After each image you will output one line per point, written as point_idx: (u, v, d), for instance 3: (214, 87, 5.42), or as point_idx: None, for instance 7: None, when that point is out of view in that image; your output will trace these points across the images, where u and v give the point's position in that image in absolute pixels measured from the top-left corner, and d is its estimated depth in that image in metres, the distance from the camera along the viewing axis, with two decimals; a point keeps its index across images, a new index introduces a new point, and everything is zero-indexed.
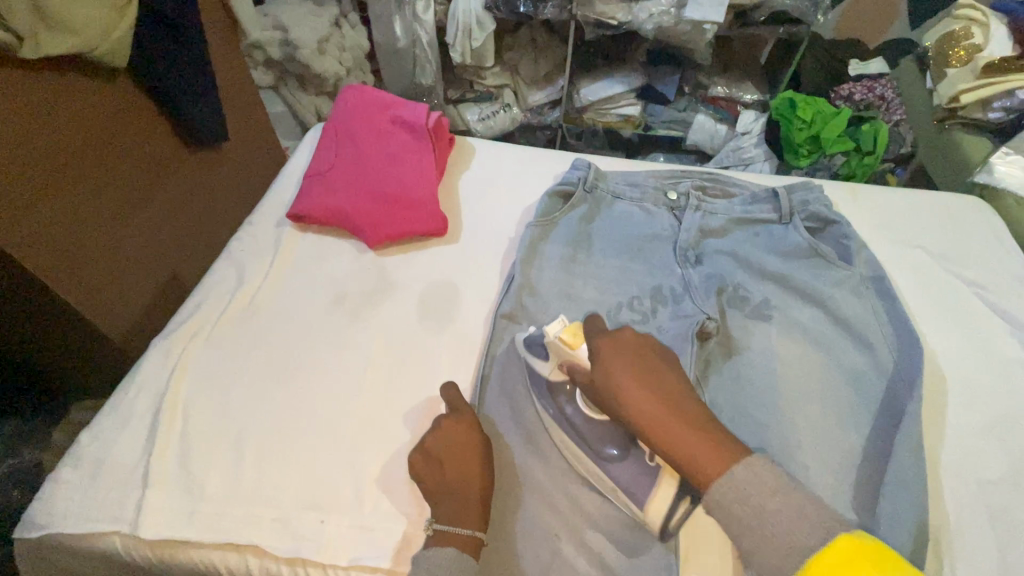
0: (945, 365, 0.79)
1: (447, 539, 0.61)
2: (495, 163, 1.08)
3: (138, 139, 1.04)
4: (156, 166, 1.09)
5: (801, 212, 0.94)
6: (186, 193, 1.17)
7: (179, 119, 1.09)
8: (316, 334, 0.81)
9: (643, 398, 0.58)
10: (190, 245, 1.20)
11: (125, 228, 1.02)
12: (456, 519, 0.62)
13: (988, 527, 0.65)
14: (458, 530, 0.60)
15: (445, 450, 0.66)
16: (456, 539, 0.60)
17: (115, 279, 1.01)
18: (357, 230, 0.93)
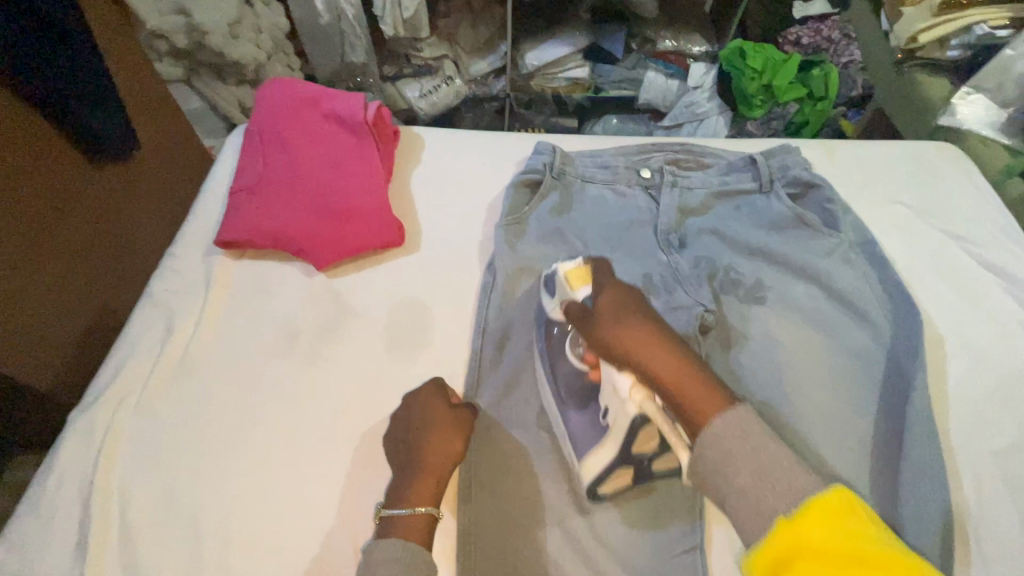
0: (946, 329, 0.75)
1: (395, 526, 0.57)
2: (448, 153, 0.97)
3: (32, 166, 0.86)
4: (61, 193, 0.92)
5: (781, 178, 0.89)
6: (100, 218, 1.00)
7: (74, 129, 0.90)
8: (271, 381, 0.70)
9: (655, 361, 0.53)
10: (117, 275, 1.04)
11: (29, 273, 0.86)
12: (408, 499, 0.59)
13: (1007, 498, 0.63)
14: (409, 512, 0.57)
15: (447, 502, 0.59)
16: (409, 523, 0.57)
17: (22, 334, 0.86)
18: (301, 252, 0.81)
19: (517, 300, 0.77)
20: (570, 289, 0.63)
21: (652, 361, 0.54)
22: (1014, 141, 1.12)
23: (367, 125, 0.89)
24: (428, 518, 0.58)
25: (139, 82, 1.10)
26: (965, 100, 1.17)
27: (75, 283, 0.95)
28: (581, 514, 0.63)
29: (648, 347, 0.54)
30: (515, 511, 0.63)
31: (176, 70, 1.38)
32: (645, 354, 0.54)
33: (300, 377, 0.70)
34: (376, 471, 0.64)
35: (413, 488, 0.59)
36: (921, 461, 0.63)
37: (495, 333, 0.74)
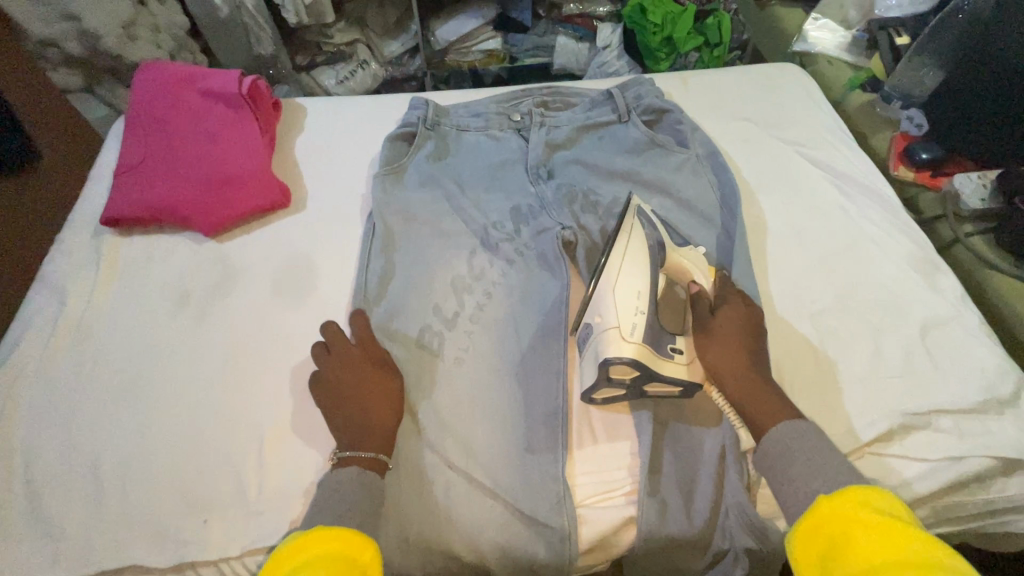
0: (774, 219, 0.86)
1: (351, 462, 0.60)
2: (331, 117, 1.01)
3: None
4: None
5: (636, 107, 0.97)
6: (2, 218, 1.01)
7: None
8: (166, 340, 0.74)
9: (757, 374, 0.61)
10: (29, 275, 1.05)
11: None
12: (361, 443, 0.61)
13: (819, 349, 0.72)
14: (359, 453, 0.60)
15: (351, 419, 0.63)
16: (359, 463, 0.60)
17: None
18: (188, 221, 0.85)
19: (398, 241, 0.83)
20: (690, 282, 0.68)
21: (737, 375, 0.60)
22: (857, 57, 1.24)
23: (242, 97, 0.93)
24: (379, 461, 0.61)
25: (31, 91, 1.09)
26: (815, 25, 1.28)
27: None
28: (452, 415, 0.68)
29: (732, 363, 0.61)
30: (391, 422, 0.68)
31: (73, 79, 1.34)
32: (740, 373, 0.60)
33: (194, 333, 0.75)
34: (267, 401, 0.69)
35: (364, 430, 0.62)
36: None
37: (374, 271, 0.80)
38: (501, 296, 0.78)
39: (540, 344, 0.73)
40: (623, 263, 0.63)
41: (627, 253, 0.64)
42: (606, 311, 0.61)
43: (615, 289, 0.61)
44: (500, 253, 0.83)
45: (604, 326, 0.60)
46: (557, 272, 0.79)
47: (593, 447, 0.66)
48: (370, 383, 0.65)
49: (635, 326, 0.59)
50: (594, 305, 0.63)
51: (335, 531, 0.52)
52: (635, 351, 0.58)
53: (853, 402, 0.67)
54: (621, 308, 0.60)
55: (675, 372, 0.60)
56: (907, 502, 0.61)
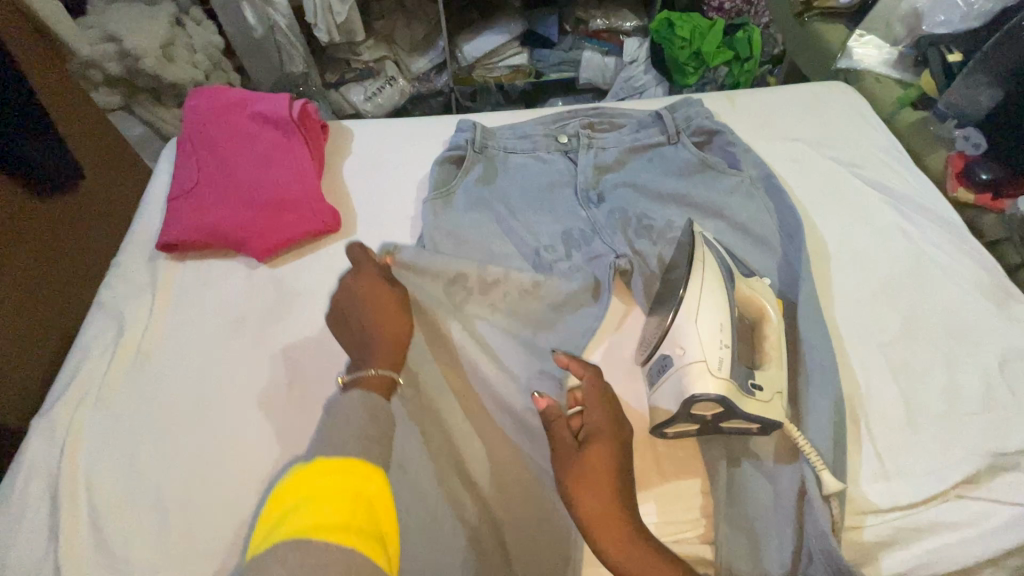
0: (834, 244, 0.83)
1: (358, 382, 0.60)
2: (378, 140, 1.02)
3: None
4: (19, 216, 0.95)
5: (686, 129, 0.96)
6: (54, 242, 1.02)
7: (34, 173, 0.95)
8: (223, 367, 0.74)
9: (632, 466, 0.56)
10: (78, 290, 1.07)
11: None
12: (372, 363, 0.63)
13: (893, 383, 0.69)
14: (370, 372, 0.61)
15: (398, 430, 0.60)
16: (368, 379, 0.61)
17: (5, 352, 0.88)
18: (241, 245, 0.85)
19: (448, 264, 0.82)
20: (761, 310, 0.67)
21: (597, 500, 0.55)
22: (905, 74, 1.22)
23: (292, 120, 0.94)
24: (390, 379, 0.62)
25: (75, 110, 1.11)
26: (860, 42, 1.26)
27: (41, 299, 0.98)
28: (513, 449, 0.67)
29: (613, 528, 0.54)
30: (449, 449, 0.67)
31: (114, 98, 1.39)
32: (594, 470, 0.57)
33: (251, 360, 0.75)
34: None
35: (379, 348, 0.65)
36: (824, 359, 0.68)
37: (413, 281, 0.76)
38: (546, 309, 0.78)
39: None
40: (703, 294, 0.62)
41: (706, 283, 0.63)
42: (690, 343, 0.59)
43: (698, 321, 0.60)
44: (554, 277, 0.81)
45: (689, 359, 0.59)
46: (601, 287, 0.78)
47: (652, 491, 0.63)
48: (379, 307, 0.69)
49: (721, 360, 0.58)
50: (674, 334, 0.61)
51: (354, 464, 0.48)
52: (722, 387, 0.57)
53: (933, 440, 0.64)
54: (706, 341, 0.59)
55: (757, 408, 0.58)
56: (1000, 551, 0.58)
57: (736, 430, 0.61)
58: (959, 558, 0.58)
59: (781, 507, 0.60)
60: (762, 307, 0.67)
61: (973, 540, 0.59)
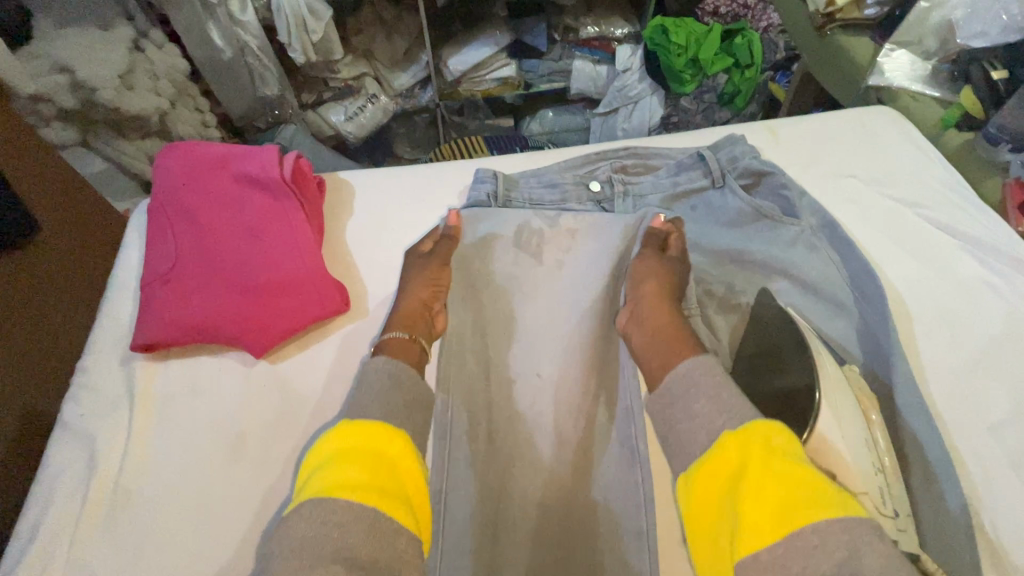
0: (915, 301, 0.74)
1: (385, 346, 0.68)
2: (382, 195, 0.89)
3: None
4: None
5: (732, 170, 0.86)
6: None
7: None
8: (226, 499, 0.62)
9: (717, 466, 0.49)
10: None
11: None
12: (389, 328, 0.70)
13: (1013, 473, 0.60)
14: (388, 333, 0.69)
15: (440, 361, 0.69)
16: (389, 342, 0.68)
17: None
18: (234, 340, 0.72)
19: (476, 340, 0.73)
20: (866, 413, 0.59)
21: (656, 316, 0.66)
22: (942, 91, 1.13)
23: (285, 181, 0.81)
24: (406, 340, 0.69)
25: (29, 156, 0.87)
26: (890, 56, 1.17)
27: None
28: None
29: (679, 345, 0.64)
30: None
31: (70, 133, 1.19)
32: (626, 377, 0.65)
33: (258, 488, 0.63)
34: None
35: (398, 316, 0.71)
36: (941, 455, 0.58)
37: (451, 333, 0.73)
38: (581, 260, 0.77)
39: None
40: (839, 406, 0.54)
41: (837, 391, 0.55)
42: (844, 470, 0.51)
43: (845, 439, 0.52)
44: None
45: (844, 487, 0.50)
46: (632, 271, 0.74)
47: None
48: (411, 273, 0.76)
49: (880, 491, 0.51)
50: (813, 457, 0.52)
51: (382, 429, 0.56)
52: (886, 525, 0.49)
53: None
54: (859, 469, 0.51)
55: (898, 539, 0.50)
56: None
57: None
58: None
59: None
60: (867, 409, 0.60)
61: None
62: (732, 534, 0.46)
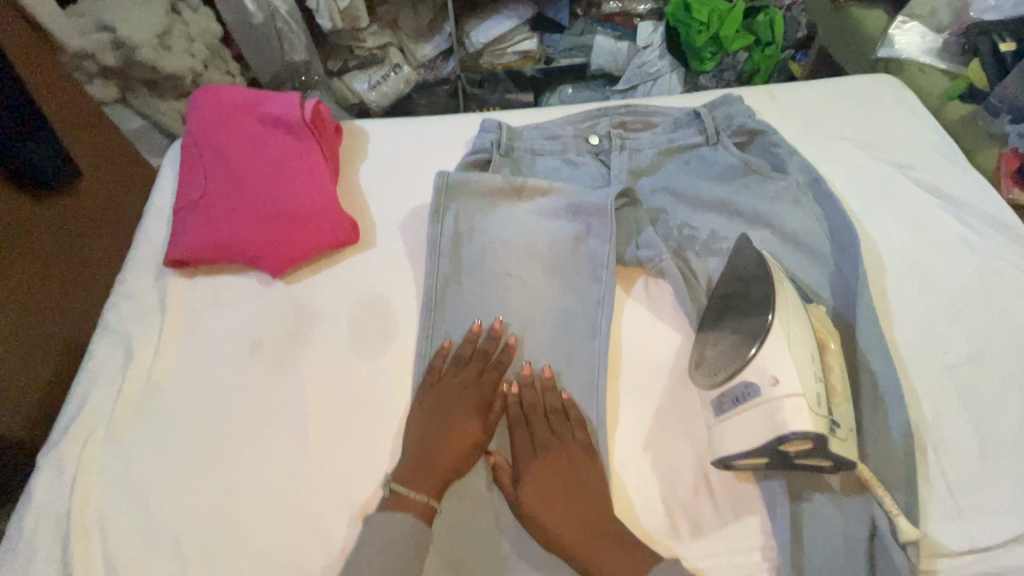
0: (891, 255, 0.78)
1: (398, 503, 0.60)
2: (393, 141, 0.96)
3: None
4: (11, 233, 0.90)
5: (726, 128, 0.90)
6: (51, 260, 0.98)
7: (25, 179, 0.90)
8: (240, 398, 0.69)
9: None
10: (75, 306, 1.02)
11: None
12: (414, 482, 0.61)
13: (962, 409, 0.64)
14: (411, 495, 0.60)
15: (420, 449, 0.63)
16: (406, 502, 0.59)
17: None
18: (254, 261, 0.80)
19: (472, 270, 0.77)
20: (824, 342, 0.64)
21: (541, 481, 0.60)
22: (952, 63, 1.14)
23: (305, 124, 0.88)
24: (429, 506, 0.60)
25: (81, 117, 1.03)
26: (901, 29, 1.18)
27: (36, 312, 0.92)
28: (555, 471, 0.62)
29: (558, 505, 0.59)
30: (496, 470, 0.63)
31: (111, 90, 1.29)
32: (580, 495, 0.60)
33: (273, 387, 0.70)
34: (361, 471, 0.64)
35: (420, 468, 0.61)
36: (890, 388, 0.63)
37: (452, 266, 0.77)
38: (551, 281, 0.77)
39: (647, 402, 0.68)
40: (788, 322, 0.58)
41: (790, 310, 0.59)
42: (785, 374, 0.54)
43: (791, 351, 0.55)
44: (590, 293, 0.75)
45: (783, 393, 0.53)
46: (604, 233, 0.77)
47: (708, 539, 0.59)
48: (449, 408, 0.65)
49: (819, 394, 0.54)
50: (759, 364, 0.56)
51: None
52: (818, 425, 0.52)
53: (1008, 474, 0.60)
54: (803, 374, 0.54)
55: (838, 447, 0.55)
56: None
57: (807, 467, 0.58)
58: None
59: (845, 531, 0.57)
60: (826, 338, 0.64)
61: None
62: None
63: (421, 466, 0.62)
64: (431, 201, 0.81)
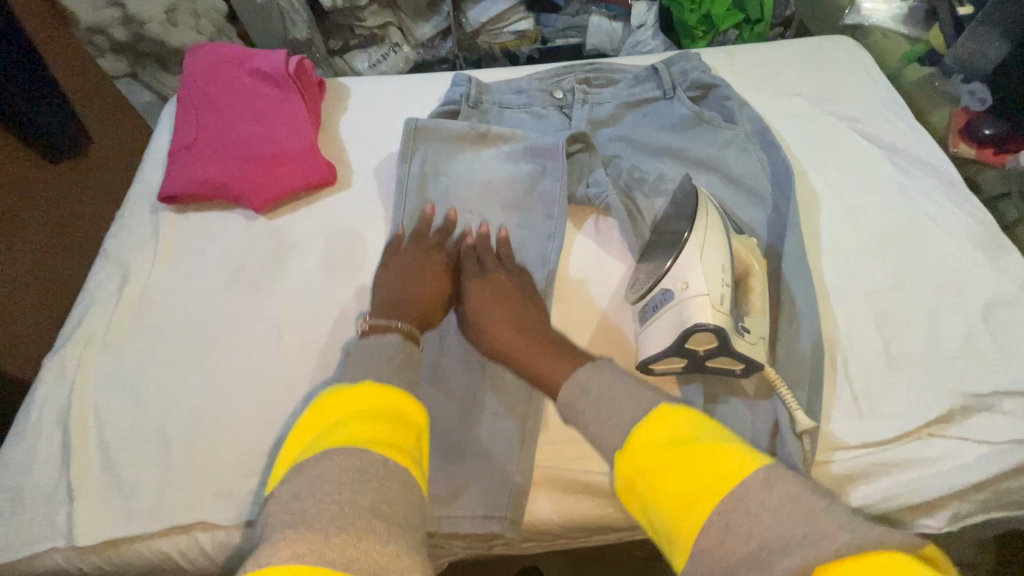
0: (826, 196, 0.83)
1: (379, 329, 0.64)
2: (371, 95, 1.03)
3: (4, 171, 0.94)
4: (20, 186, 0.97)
5: (682, 82, 0.95)
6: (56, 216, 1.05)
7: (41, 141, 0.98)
8: (222, 314, 0.77)
9: None
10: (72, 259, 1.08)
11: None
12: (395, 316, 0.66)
13: (875, 328, 0.70)
14: (393, 322, 0.63)
15: (400, 288, 0.72)
16: (389, 327, 0.63)
17: None
18: (240, 198, 0.87)
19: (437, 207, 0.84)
20: (750, 265, 0.70)
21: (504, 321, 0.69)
22: (915, 29, 1.18)
23: (289, 76, 0.95)
24: (411, 331, 0.64)
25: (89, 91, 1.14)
26: None
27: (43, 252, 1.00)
28: (498, 375, 0.69)
29: (513, 325, 0.69)
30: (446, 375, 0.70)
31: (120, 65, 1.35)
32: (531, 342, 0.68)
33: (252, 305, 0.78)
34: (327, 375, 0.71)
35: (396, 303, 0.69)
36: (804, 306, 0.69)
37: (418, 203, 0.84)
38: (507, 217, 0.83)
39: (586, 322, 0.75)
40: (707, 237, 0.64)
41: (711, 229, 0.66)
42: (694, 279, 0.62)
43: (702, 260, 0.62)
44: (543, 227, 0.82)
45: (691, 295, 0.61)
46: (557, 173, 0.84)
47: None
48: (419, 265, 0.75)
49: (722, 296, 0.61)
50: (675, 272, 0.63)
51: (401, 395, 0.53)
52: (720, 318, 0.60)
53: (909, 382, 0.66)
54: (709, 278, 0.62)
55: (744, 348, 0.61)
56: (970, 482, 0.60)
57: (719, 370, 0.64)
58: (926, 493, 0.60)
59: (752, 427, 0.64)
60: (751, 262, 0.70)
61: (943, 475, 0.61)
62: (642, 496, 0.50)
63: (400, 298, 0.70)
64: (402, 144, 0.88)
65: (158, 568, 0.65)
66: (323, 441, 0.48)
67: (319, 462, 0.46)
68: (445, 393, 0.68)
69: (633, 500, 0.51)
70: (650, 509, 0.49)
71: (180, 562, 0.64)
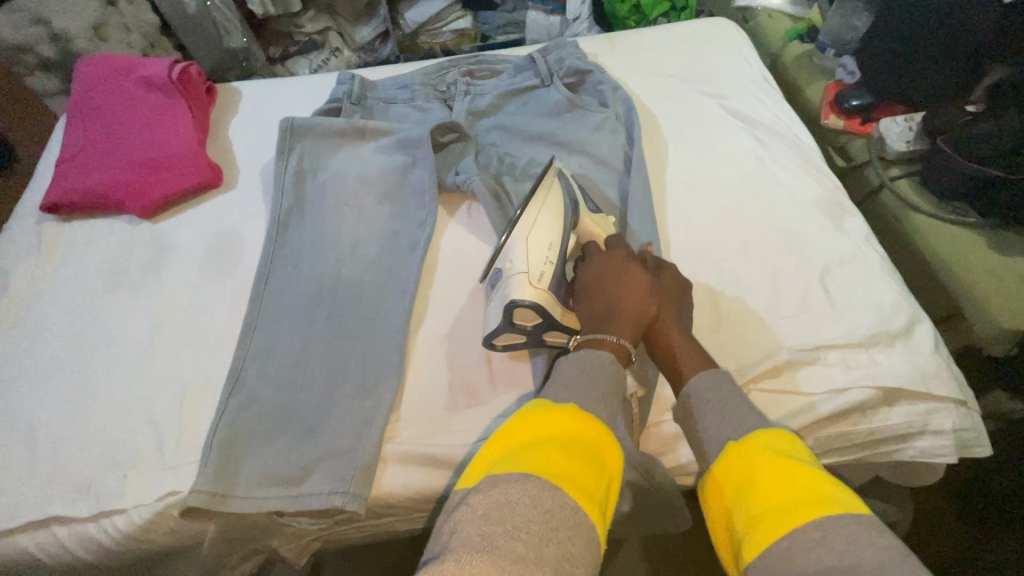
0: (688, 171, 0.86)
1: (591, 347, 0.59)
2: (262, 99, 1.05)
3: None
4: None
5: (559, 70, 0.98)
6: None
7: None
8: (98, 317, 0.79)
9: None
10: None
11: None
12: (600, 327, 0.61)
13: (718, 294, 0.73)
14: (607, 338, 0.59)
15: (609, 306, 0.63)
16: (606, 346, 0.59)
17: None
18: (121, 204, 0.89)
19: (314, 202, 0.86)
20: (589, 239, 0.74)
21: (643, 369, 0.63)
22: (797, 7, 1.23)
23: (172, 83, 0.97)
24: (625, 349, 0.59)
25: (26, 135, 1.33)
26: None
27: None
28: (358, 360, 0.72)
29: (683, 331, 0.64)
30: (308, 363, 0.72)
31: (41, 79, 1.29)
32: (638, 311, 0.62)
33: (129, 306, 0.80)
34: (195, 370, 0.73)
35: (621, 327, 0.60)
36: None
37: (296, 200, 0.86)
38: (382, 208, 0.86)
39: (451, 305, 0.77)
40: (537, 217, 0.69)
41: (544, 209, 0.70)
42: (517, 258, 0.66)
43: (529, 238, 0.67)
44: (415, 217, 0.84)
45: (513, 274, 0.66)
46: (427, 163, 0.87)
47: (479, 407, 0.68)
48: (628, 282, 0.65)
49: (543, 273, 0.66)
50: (505, 254, 0.68)
51: (573, 413, 0.48)
52: (538, 296, 0.65)
53: (744, 342, 0.69)
54: (531, 257, 0.66)
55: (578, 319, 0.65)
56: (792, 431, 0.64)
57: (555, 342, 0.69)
58: None
59: None
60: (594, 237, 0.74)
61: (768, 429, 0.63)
62: (742, 524, 0.44)
63: (608, 300, 0.63)
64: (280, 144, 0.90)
65: (24, 566, 0.66)
66: (512, 463, 0.44)
67: (501, 485, 0.42)
68: (302, 378, 0.71)
69: (727, 526, 0.46)
70: (741, 519, 0.44)
71: (42, 557, 0.65)
